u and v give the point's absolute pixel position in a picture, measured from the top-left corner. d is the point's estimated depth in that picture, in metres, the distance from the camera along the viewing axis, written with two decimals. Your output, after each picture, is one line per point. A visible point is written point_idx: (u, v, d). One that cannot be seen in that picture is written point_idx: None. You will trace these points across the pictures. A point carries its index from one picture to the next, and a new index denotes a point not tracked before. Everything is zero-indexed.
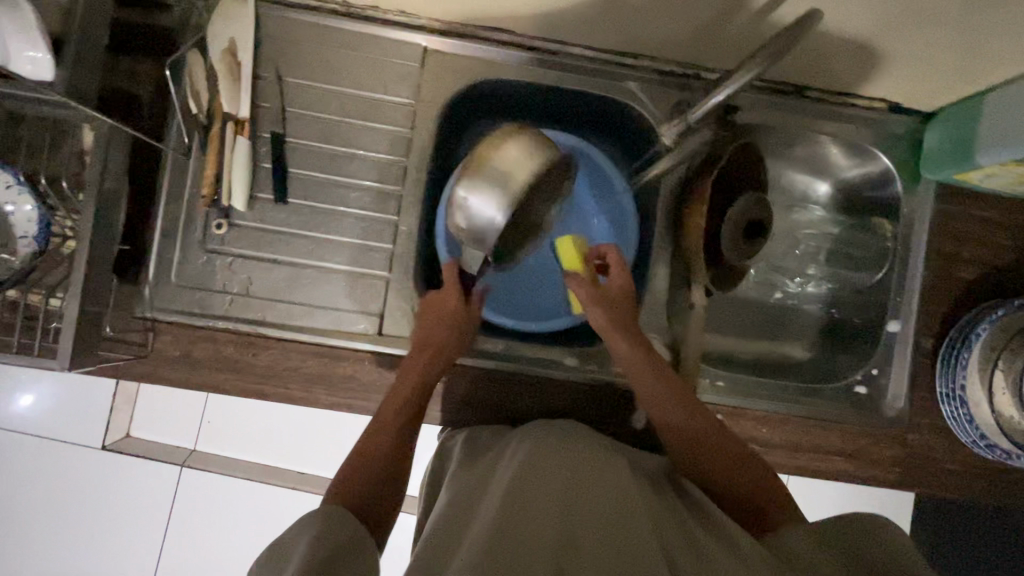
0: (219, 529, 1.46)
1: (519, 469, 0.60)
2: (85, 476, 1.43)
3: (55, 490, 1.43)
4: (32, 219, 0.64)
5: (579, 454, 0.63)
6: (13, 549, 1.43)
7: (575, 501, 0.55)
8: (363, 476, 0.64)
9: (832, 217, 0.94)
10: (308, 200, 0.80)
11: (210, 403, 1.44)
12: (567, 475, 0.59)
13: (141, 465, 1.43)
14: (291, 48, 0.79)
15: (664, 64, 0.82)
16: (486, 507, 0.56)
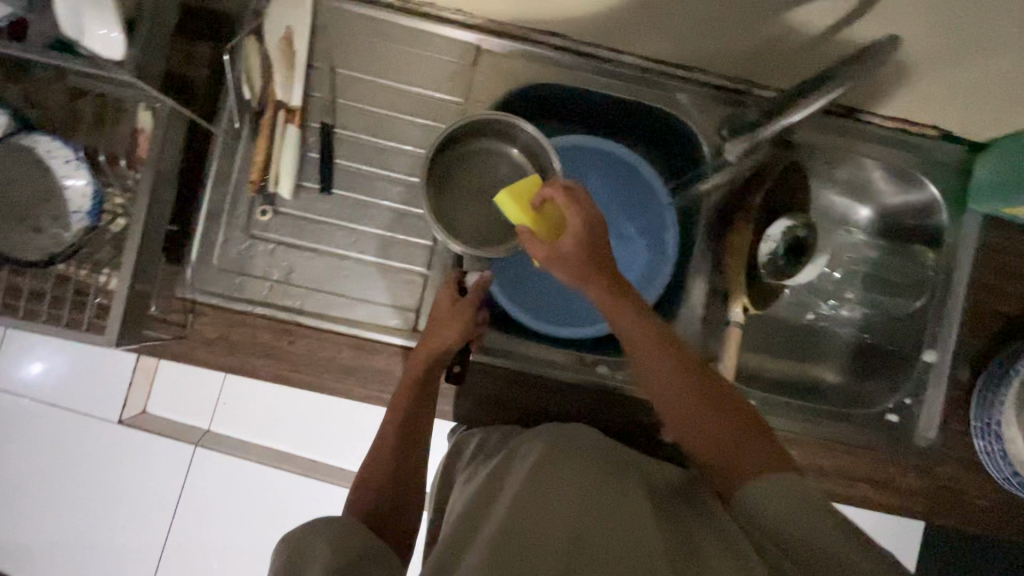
0: (227, 511, 1.46)
1: (531, 464, 0.60)
2: (100, 449, 1.44)
3: (69, 460, 1.44)
4: (86, 194, 0.64)
5: (590, 457, 0.62)
6: (24, 515, 1.44)
7: (588, 498, 0.56)
8: (371, 492, 0.66)
9: (869, 241, 0.93)
10: (352, 192, 0.80)
11: (226, 385, 1.43)
12: (579, 470, 0.59)
13: (155, 442, 1.44)
14: (346, 40, 0.80)
15: (715, 78, 0.82)
16: (505, 494, 0.58)
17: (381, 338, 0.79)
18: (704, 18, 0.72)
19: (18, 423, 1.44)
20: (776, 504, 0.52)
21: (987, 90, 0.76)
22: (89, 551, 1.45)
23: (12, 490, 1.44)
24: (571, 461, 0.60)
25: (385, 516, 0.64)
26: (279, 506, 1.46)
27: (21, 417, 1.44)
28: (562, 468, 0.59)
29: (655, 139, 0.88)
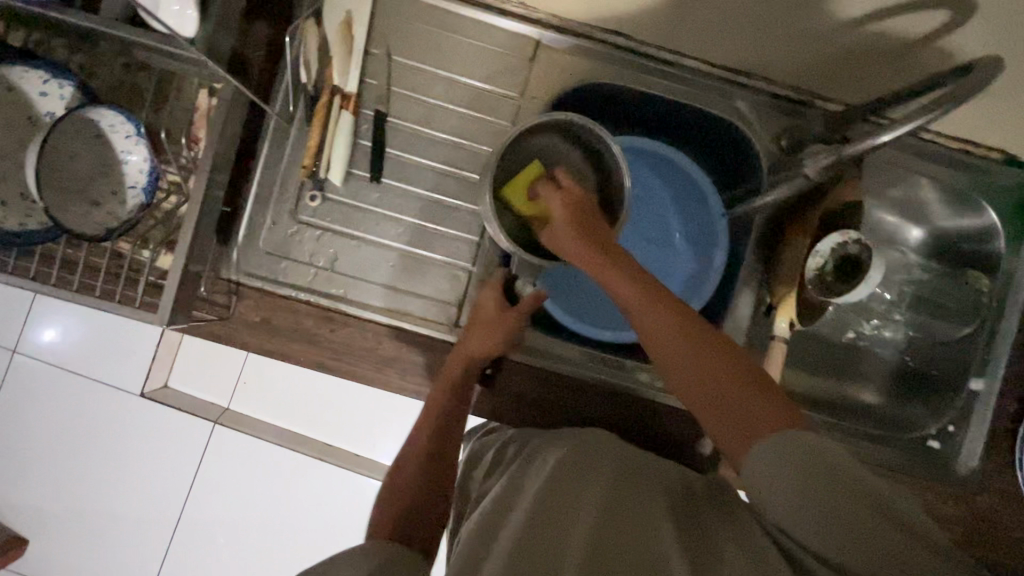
0: (241, 491, 1.43)
1: (552, 468, 0.58)
2: (120, 420, 1.45)
3: (86, 430, 1.44)
4: (143, 170, 0.63)
5: (607, 464, 0.58)
6: (38, 482, 1.44)
7: (616, 503, 0.53)
8: (394, 502, 0.62)
9: (920, 262, 0.91)
10: (401, 182, 0.79)
11: (249, 363, 1.44)
12: (608, 476, 0.56)
13: (173, 417, 1.43)
14: (404, 28, 0.79)
15: (778, 88, 0.80)
16: (532, 485, 0.56)
17: (423, 331, 0.78)
18: (776, 25, 0.71)
19: (40, 388, 1.44)
20: (786, 480, 0.46)
21: None
22: (103, 522, 1.44)
23: (30, 456, 1.44)
24: (586, 468, 0.57)
25: (409, 522, 0.60)
26: (293, 489, 1.43)
27: (44, 383, 1.45)
28: (574, 473, 0.57)
29: (710, 147, 0.86)
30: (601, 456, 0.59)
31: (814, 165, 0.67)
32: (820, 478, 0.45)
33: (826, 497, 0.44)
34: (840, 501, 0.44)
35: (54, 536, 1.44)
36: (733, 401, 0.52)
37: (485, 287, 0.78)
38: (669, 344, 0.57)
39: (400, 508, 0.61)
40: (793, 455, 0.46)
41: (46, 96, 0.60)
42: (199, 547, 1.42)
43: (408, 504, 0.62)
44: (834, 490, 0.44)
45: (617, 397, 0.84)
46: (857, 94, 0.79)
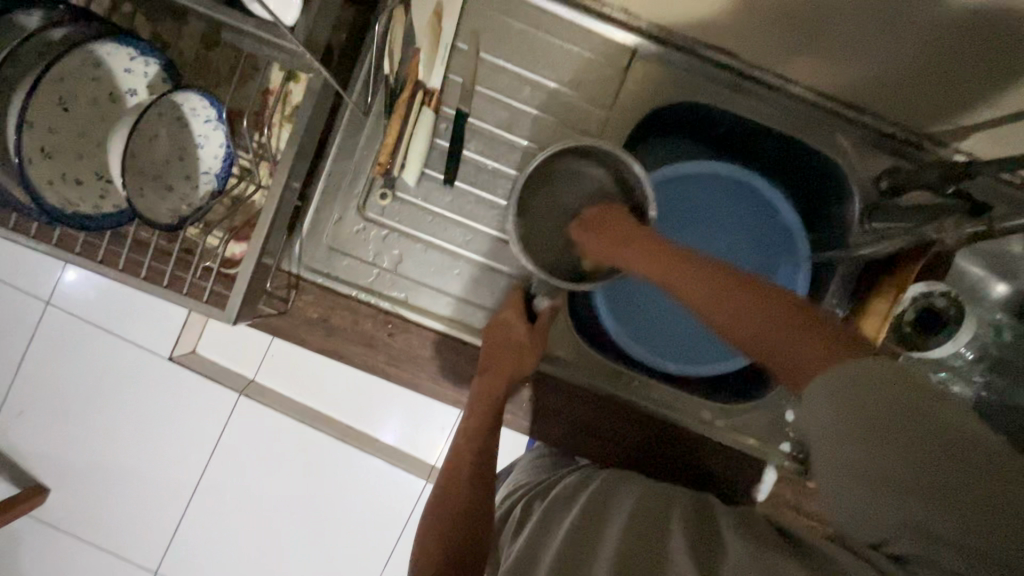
0: (261, 464, 1.42)
1: (579, 511, 0.59)
2: (148, 383, 1.41)
3: (111, 388, 1.42)
4: (220, 156, 0.61)
5: (628, 492, 0.62)
6: (58, 434, 1.43)
7: (641, 519, 0.56)
8: (434, 546, 0.61)
9: (1008, 322, 0.86)
10: (474, 188, 0.76)
11: (276, 343, 1.40)
12: (632, 501, 0.59)
13: (201, 386, 1.40)
14: (495, 24, 0.74)
15: (888, 125, 0.75)
16: (545, 559, 0.54)
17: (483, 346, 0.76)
18: (901, 69, 0.65)
19: (72, 342, 1.41)
20: (834, 406, 0.43)
21: None
22: (124, 479, 1.43)
23: (56, 408, 1.42)
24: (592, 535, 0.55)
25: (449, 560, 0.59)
26: (314, 467, 1.41)
27: (75, 337, 1.41)
28: (578, 547, 0.54)
29: (799, 176, 0.82)
30: (607, 521, 0.57)
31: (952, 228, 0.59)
32: (875, 403, 0.42)
33: (882, 425, 0.41)
34: (894, 428, 0.41)
35: (75, 489, 1.44)
36: (790, 344, 0.49)
37: (505, 307, 0.75)
38: (713, 301, 0.55)
39: (442, 549, 0.61)
40: (851, 381, 0.43)
41: (131, 73, 0.57)
42: (216, 511, 1.43)
43: (448, 537, 0.61)
44: (889, 416, 0.41)
45: (677, 434, 0.79)
46: (973, 144, 0.73)
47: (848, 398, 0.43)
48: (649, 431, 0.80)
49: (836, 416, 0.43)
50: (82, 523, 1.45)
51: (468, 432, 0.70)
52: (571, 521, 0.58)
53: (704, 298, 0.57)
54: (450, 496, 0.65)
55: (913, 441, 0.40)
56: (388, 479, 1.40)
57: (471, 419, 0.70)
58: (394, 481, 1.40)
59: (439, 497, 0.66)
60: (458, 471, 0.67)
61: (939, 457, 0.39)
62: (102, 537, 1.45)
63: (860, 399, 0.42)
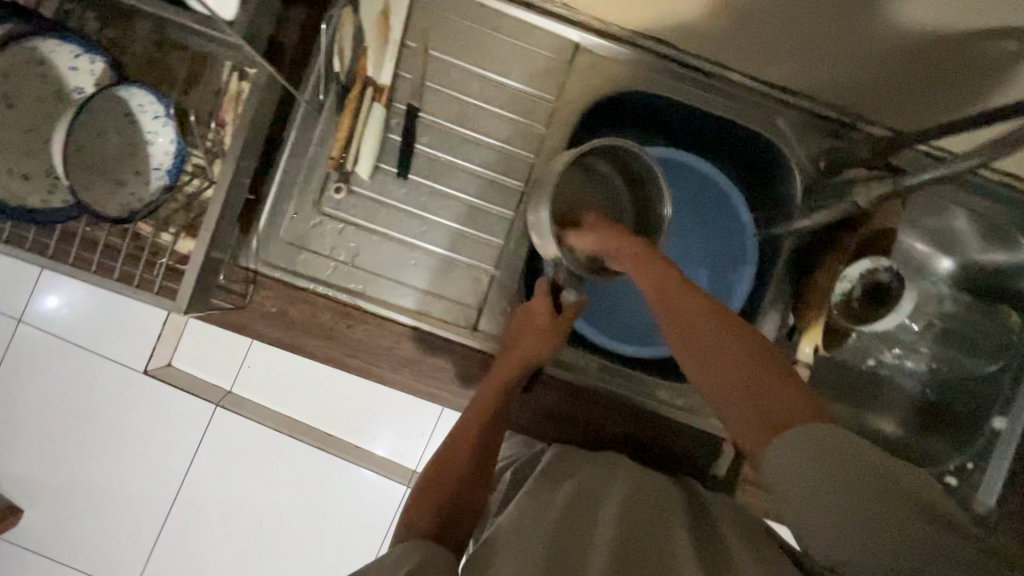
0: (236, 476, 1.41)
1: (567, 493, 0.63)
2: (122, 396, 1.40)
3: (84, 403, 1.40)
4: (170, 152, 0.62)
5: (619, 483, 0.66)
6: (31, 452, 1.41)
7: (632, 508, 0.61)
8: (425, 508, 0.61)
9: (950, 294, 0.89)
10: (428, 180, 0.78)
11: (254, 349, 1.40)
12: (624, 489, 0.64)
13: (177, 398, 1.40)
14: (442, 22, 0.76)
15: (821, 107, 0.78)
16: (532, 530, 0.57)
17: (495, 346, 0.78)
18: (819, 44, 0.68)
19: (46, 358, 1.40)
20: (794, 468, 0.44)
21: None
22: (98, 497, 1.41)
23: (28, 426, 1.41)
24: (586, 522, 0.58)
25: (439, 525, 0.59)
26: (292, 476, 1.40)
27: (50, 352, 1.40)
28: (568, 531, 0.56)
29: (742, 160, 0.85)
30: (599, 510, 0.60)
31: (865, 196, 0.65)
32: (831, 463, 0.43)
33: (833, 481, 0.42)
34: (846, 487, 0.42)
35: (48, 509, 1.41)
36: (770, 406, 0.49)
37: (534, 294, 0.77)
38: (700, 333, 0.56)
39: (435, 512, 0.60)
40: (808, 441, 0.45)
41: (76, 72, 0.59)
42: (194, 525, 1.41)
43: (440, 506, 0.61)
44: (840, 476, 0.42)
45: (639, 416, 0.82)
46: (906, 121, 0.76)
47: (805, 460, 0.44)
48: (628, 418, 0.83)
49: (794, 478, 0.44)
50: (55, 544, 1.42)
51: (480, 411, 0.70)
52: (559, 506, 0.60)
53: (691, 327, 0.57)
54: (450, 465, 0.66)
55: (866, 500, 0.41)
56: (366, 485, 1.40)
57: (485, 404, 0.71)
58: (372, 487, 1.40)
59: (438, 466, 0.66)
60: (460, 442, 0.68)
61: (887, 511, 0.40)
62: (76, 558, 1.42)
63: (818, 456, 0.43)
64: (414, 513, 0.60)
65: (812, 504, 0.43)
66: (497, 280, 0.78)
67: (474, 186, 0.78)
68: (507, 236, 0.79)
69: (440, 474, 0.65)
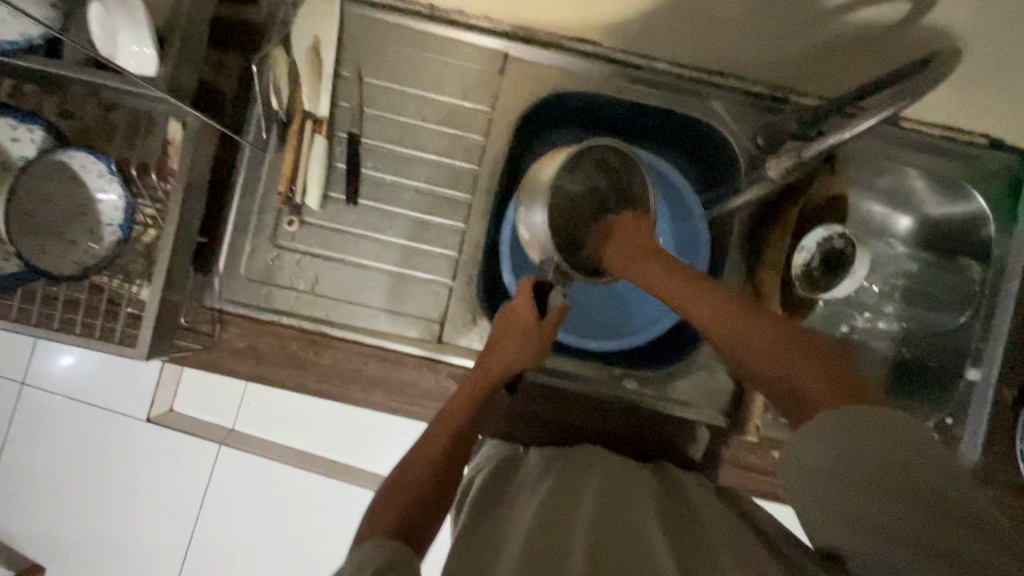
0: (246, 510, 1.43)
1: (542, 498, 0.63)
2: (127, 446, 1.43)
3: (91, 458, 1.43)
4: (120, 208, 0.66)
5: (592, 482, 0.66)
6: (46, 510, 1.44)
7: (607, 508, 0.60)
8: (389, 512, 0.60)
9: (909, 252, 0.88)
10: (378, 202, 0.80)
11: (249, 391, 1.41)
12: (598, 487, 0.64)
13: (180, 442, 1.42)
14: (373, 49, 0.79)
15: (752, 85, 0.78)
16: (510, 543, 0.55)
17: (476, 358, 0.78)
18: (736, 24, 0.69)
19: (52, 418, 1.44)
20: (830, 449, 0.51)
21: None
22: (116, 547, 1.44)
23: (41, 486, 1.44)
24: (564, 521, 0.57)
25: (402, 527, 0.58)
26: (302, 505, 1.42)
27: (55, 411, 1.44)
28: (547, 533, 0.56)
29: (685, 146, 0.86)
30: (574, 509, 0.60)
31: (777, 165, 0.69)
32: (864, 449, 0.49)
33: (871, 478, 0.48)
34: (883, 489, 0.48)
35: (68, 564, 1.44)
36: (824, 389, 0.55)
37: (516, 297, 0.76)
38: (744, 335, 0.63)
39: (401, 515, 0.59)
40: (861, 425, 0.50)
41: (18, 141, 0.64)
42: (211, 564, 1.43)
43: (406, 508, 0.60)
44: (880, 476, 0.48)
45: (608, 409, 0.83)
46: (836, 87, 0.76)
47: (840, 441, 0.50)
48: (606, 415, 0.83)
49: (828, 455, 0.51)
50: None
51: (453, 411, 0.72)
52: (535, 513, 0.59)
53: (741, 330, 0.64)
54: (421, 465, 0.66)
55: (904, 505, 0.46)
56: None
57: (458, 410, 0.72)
58: None
59: (412, 462, 0.67)
60: (432, 439, 0.70)
61: (925, 525, 0.45)
62: None
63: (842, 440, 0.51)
64: (377, 518, 0.59)
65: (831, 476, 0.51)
66: (456, 292, 0.80)
67: (423, 203, 0.80)
68: (461, 249, 0.81)
69: (408, 478, 0.65)
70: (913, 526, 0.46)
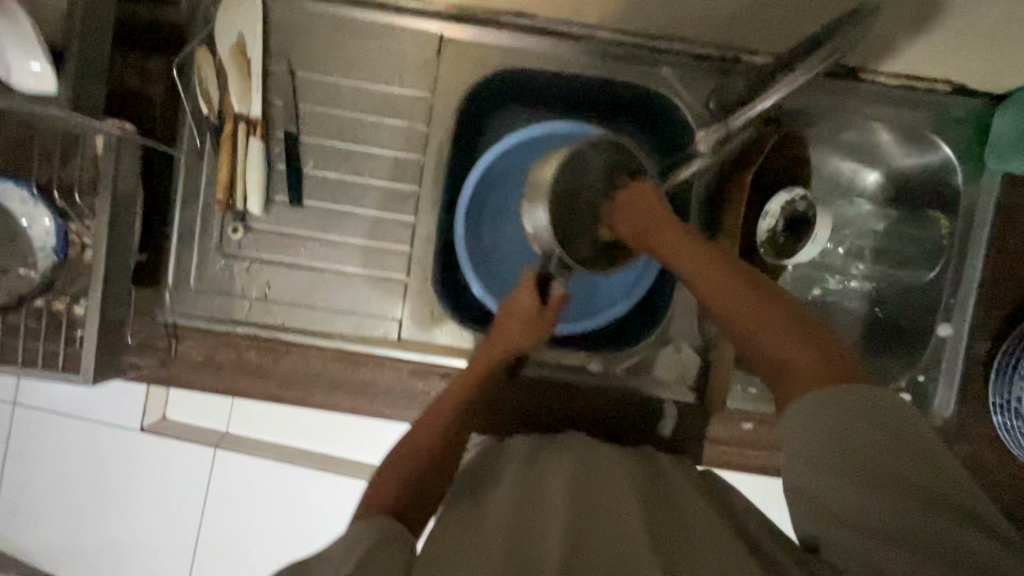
0: (248, 512, 1.45)
1: (519, 483, 0.62)
2: (125, 458, 1.44)
3: (90, 472, 1.45)
4: (51, 231, 0.64)
5: (566, 461, 0.64)
6: (53, 525, 1.46)
7: (585, 490, 0.59)
8: (389, 487, 0.65)
9: (877, 210, 0.85)
10: (323, 202, 0.78)
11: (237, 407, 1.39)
12: (577, 468, 0.63)
13: (176, 451, 1.43)
14: (301, 42, 0.75)
15: (699, 47, 0.75)
16: (495, 532, 0.54)
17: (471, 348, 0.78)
18: None
19: (48, 435, 1.45)
20: (845, 436, 0.55)
21: None
22: (126, 555, 1.47)
23: (45, 502, 1.46)
24: (540, 512, 0.56)
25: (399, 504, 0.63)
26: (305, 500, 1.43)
27: (50, 428, 1.45)
28: (525, 528, 0.54)
29: (637, 117, 0.83)
30: (548, 493, 0.59)
31: (704, 138, 0.69)
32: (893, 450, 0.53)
33: (886, 473, 0.53)
34: (900, 486, 0.52)
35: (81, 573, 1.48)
36: (810, 367, 0.60)
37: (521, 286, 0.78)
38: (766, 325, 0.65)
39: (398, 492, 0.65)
40: (890, 432, 0.54)
41: None
42: (220, 564, 1.46)
43: (408, 486, 0.65)
44: (897, 472, 0.53)
45: (579, 394, 0.81)
46: (784, 43, 0.73)
47: (851, 424, 0.55)
48: (576, 400, 0.81)
49: (839, 446, 0.55)
50: None
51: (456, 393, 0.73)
52: (511, 504, 0.58)
53: (761, 313, 0.65)
54: (420, 447, 0.70)
55: (916, 507, 0.51)
56: None
57: (456, 396, 0.73)
58: None
59: (412, 448, 0.69)
60: (426, 424, 0.72)
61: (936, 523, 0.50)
62: None
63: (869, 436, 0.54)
64: (379, 493, 0.65)
65: (858, 466, 0.54)
66: (412, 288, 0.78)
67: (368, 197, 0.78)
68: (412, 242, 0.79)
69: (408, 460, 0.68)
70: (930, 524, 0.50)
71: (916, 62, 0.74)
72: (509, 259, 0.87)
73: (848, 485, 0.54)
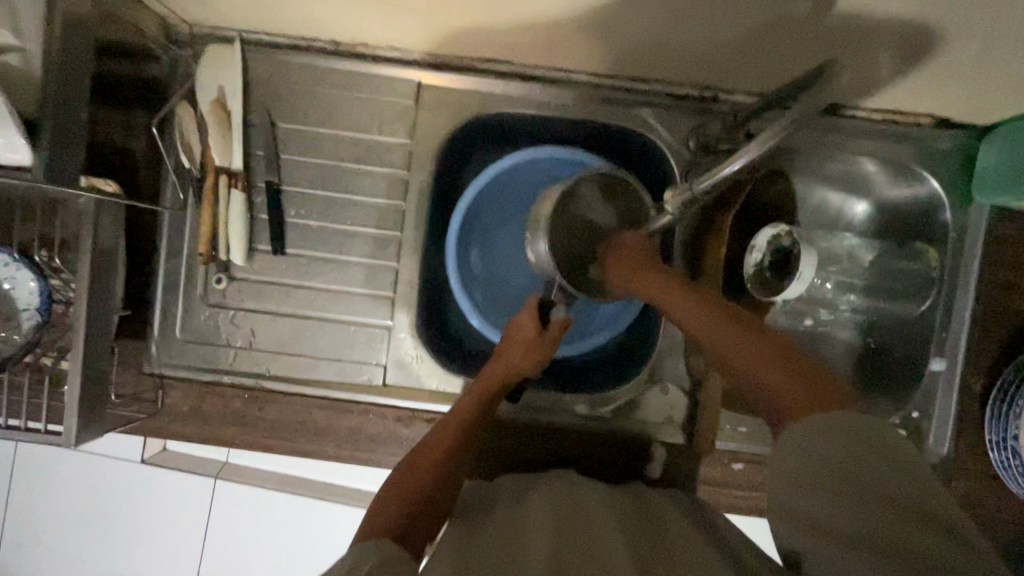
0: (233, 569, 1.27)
1: (507, 505, 0.62)
2: (97, 521, 1.26)
3: (62, 535, 1.27)
4: (33, 292, 0.65)
5: (553, 487, 0.65)
6: None
7: (570, 510, 0.59)
8: (396, 500, 0.61)
9: (866, 241, 0.84)
10: (306, 250, 0.78)
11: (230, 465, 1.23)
12: (565, 492, 0.63)
13: (158, 512, 1.26)
14: (281, 94, 0.76)
15: (677, 87, 0.76)
16: (484, 549, 0.53)
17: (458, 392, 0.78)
18: (642, 31, 0.66)
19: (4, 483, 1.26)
20: (829, 452, 0.51)
21: (978, 81, 0.68)
22: None
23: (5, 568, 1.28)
24: (528, 526, 0.56)
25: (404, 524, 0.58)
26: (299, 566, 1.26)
27: (12, 473, 1.26)
28: (514, 543, 0.54)
29: (619, 155, 0.83)
30: (536, 511, 0.59)
31: (672, 200, 0.61)
32: (883, 463, 0.49)
33: (875, 486, 0.48)
34: (893, 502, 0.47)
35: None
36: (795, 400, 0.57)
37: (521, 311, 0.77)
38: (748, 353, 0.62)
39: (406, 501, 0.61)
40: (878, 445, 0.50)
41: None
42: None
43: (411, 506, 0.61)
44: (889, 489, 0.48)
45: (568, 433, 0.81)
46: (761, 83, 0.72)
47: (836, 439, 0.51)
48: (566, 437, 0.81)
49: (825, 461, 0.51)
50: None
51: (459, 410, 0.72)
52: (499, 526, 0.58)
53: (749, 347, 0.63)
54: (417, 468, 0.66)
55: (914, 528, 0.46)
56: None
57: (454, 422, 0.71)
58: None
59: (410, 469, 0.66)
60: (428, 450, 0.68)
61: (939, 546, 0.45)
62: None
63: (856, 448, 0.50)
64: (382, 511, 0.60)
65: (846, 482, 0.49)
66: (396, 333, 0.78)
67: (350, 243, 0.78)
68: (395, 287, 0.79)
69: (410, 479, 0.64)
70: (931, 545, 0.45)
71: (898, 100, 0.73)
72: (513, 284, 0.87)
73: (836, 505, 0.49)
